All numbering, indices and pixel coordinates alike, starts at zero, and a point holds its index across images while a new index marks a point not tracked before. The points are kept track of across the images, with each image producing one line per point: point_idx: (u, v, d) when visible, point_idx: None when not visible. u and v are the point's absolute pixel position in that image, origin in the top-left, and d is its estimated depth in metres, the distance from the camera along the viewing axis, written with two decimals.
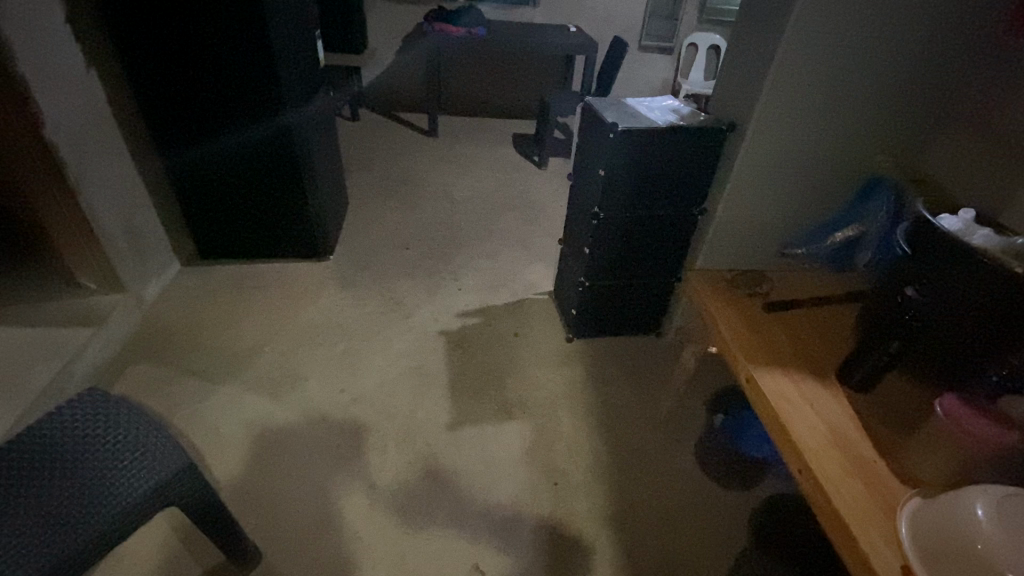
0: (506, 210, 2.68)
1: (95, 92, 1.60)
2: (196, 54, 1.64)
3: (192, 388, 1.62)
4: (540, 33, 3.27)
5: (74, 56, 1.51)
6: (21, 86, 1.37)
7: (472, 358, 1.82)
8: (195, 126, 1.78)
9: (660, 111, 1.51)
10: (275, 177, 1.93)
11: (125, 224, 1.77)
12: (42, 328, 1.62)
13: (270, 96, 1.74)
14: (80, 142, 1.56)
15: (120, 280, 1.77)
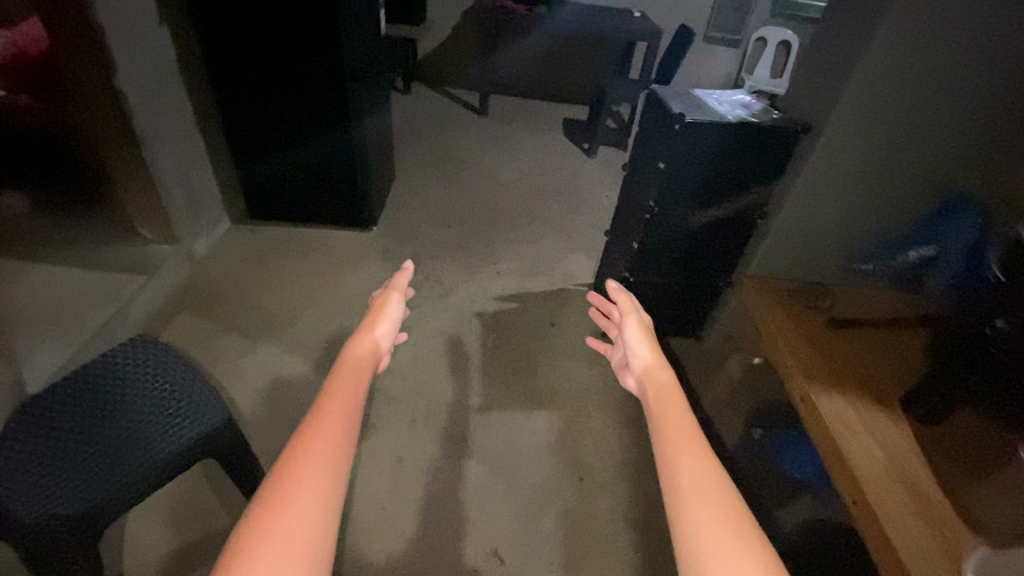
0: (551, 196, 2.63)
1: (164, 46, 1.62)
2: (263, 15, 1.64)
3: (233, 344, 1.66)
4: (603, 16, 3.17)
5: (146, 9, 1.53)
6: (96, 35, 1.40)
7: (505, 343, 1.80)
8: (256, 88, 1.80)
9: (729, 106, 1.44)
10: (326, 141, 1.93)
11: (183, 178, 1.81)
12: (98, 272, 1.68)
13: (330, 59, 1.74)
14: (146, 95, 1.58)
15: (175, 232, 1.81)
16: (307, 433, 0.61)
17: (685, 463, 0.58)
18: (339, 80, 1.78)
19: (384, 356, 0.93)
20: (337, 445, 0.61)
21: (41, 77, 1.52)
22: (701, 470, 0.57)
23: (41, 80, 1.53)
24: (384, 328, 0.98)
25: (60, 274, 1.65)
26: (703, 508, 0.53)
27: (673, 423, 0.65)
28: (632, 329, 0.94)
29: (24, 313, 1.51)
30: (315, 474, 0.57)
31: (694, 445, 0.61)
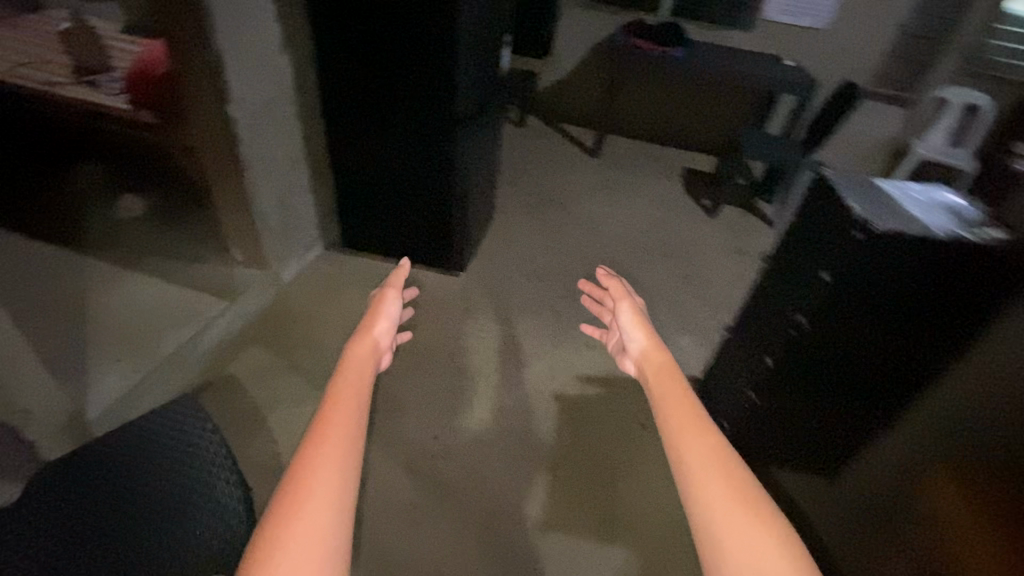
0: (661, 259, 2.32)
1: (280, 73, 1.59)
2: (380, 49, 1.55)
3: (295, 388, 1.56)
4: (748, 62, 2.81)
5: (268, 30, 1.49)
6: (215, 62, 1.37)
7: (584, 440, 1.54)
8: (364, 122, 1.72)
9: (932, 210, 1.09)
10: (425, 175, 1.80)
11: (280, 204, 1.77)
12: (186, 289, 1.67)
13: (440, 89, 1.59)
14: (256, 115, 1.54)
15: (264, 257, 1.77)
16: (319, 441, 0.68)
17: (692, 448, 0.68)
18: (447, 112, 1.64)
19: (381, 353, 1.01)
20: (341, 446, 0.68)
21: (153, 78, 1.52)
22: (708, 452, 0.66)
23: (154, 82, 1.53)
24: (382, 324, 1.11)
25: (151, 286, 1.65)
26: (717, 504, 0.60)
27: (678, 411, 0.74)
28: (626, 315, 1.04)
29: (108, 324, 1.50)
30: (324, 485, 0.63)
31: (701, 432, 0.69)
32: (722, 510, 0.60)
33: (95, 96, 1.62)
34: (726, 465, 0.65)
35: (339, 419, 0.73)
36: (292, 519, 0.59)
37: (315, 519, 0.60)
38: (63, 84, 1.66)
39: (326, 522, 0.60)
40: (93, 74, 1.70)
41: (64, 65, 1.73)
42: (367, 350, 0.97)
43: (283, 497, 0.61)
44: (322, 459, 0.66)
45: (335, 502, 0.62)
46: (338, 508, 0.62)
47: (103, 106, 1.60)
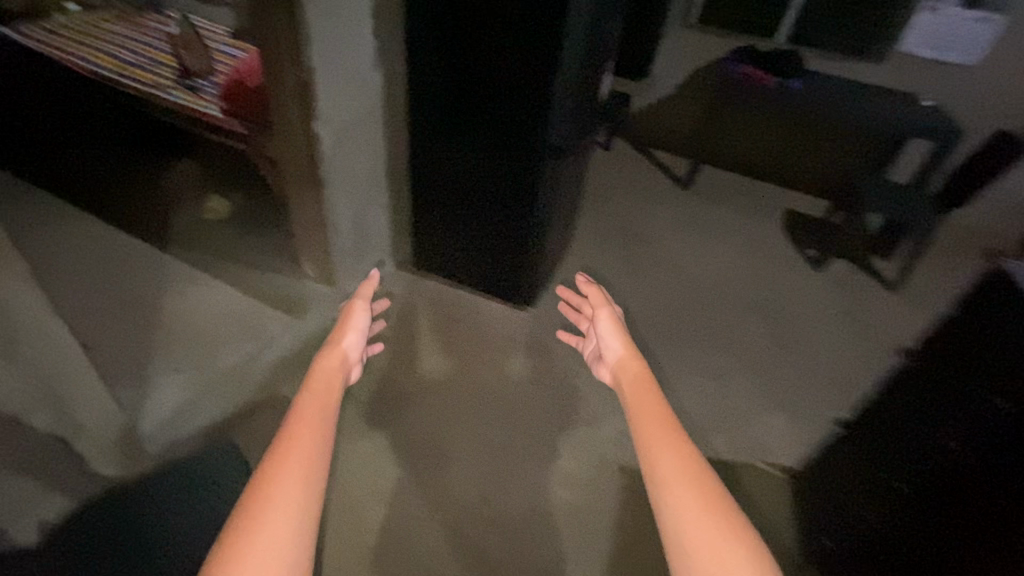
0: (754, 315, 2.07)
1: (369, 90, 1.52)
2: (475, 71, 1.44)
3: (347, 421, 1.49)
4: (881, 99, 2.47)
5: (363, 42, 1.43)
6: (307, 80, 1.31)
7: (647, 530, 1.37)
8: (450, 145, 1.62)
9: None
10: (506, 199, 1.67)
11: (356, 222, 1.71)
12: (255, 300, 1.64)
13: (535, 110, 1.45)
14: (341, 129, 1.47)
15: (334, 274, 1.72)
16: (284, 460, 0.75)
17: (665, 463, 0.76)
18: (539, 135, 1.49)
19: (354, 364, 1.19)
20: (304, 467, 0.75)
21: (245, 87, 1.49)
22: (677, 466, 0.75)
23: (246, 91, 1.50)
24: (352, 338, 1.25)
25: (223, 293, 1.64)
26: (684, 504, 0.70)
27: (650, 427, 0.82)
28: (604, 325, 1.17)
29: (177, 331, 1.50)
30: (287, 496, 0.70)
31: (672, 441, 0.79)
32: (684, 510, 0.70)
33: (191, 100, 1.62)
34: (689, 469, 0.75)
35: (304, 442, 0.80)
36: (254, 529, 0.66)
37: (280, 528, 0.67)
38: (164, 84, 1.68)
39: (292, 532, 0.67)
40: (194, 79, 1.72)
41: (170, 67, 1.76)
42: (336, 361, 1.11)
43: (247, 507, 0.68)
44: (289, 469, 0.74)
45: (299, 514, 0.69)
46: (301, 525, 0.69)
47: (194, 109, 1.59)
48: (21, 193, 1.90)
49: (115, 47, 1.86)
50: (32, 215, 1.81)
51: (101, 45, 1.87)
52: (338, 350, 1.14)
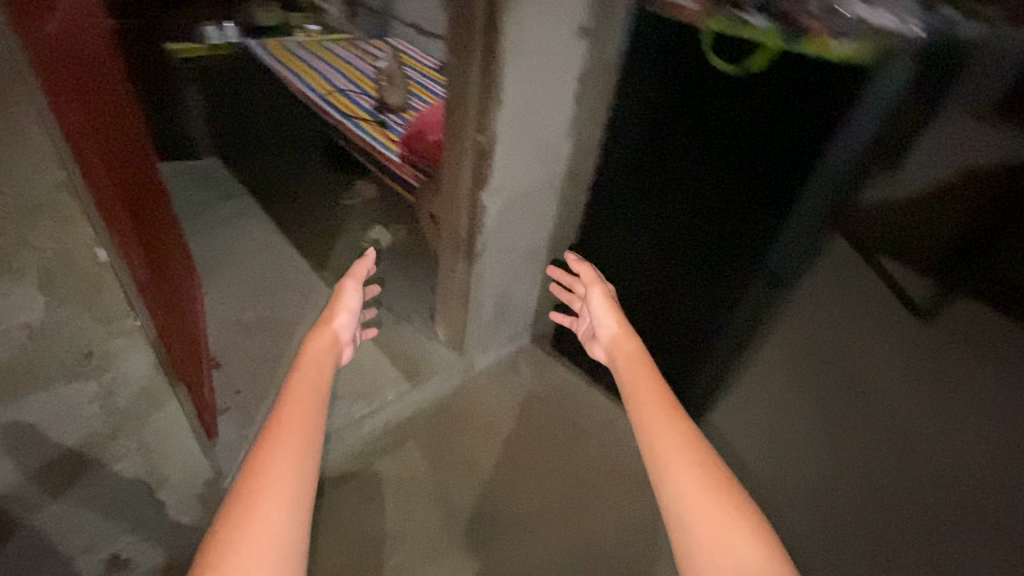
0: None
1: (553, 159, 1.31)
2: (691, 164, 1.13)
3: (431, 531, 1.28)
4: None
5: (563, 105, 1.22)
6: (486, 144, 1.13)
7: None
8: (637, 237, 1.33)
9: None
10: (693, 306, 1.31)
11: (502, 295, 1.50)
12: (380, 354, 1.52)
13: (765, 214, 1.05)
14: (513, 198, 1.28)
15: (465, 345, 1.53)
16: (275, 468, 0.89)
17: (665, 438, 0.88)
18: (760, 250, 1.09)
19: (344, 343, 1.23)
20: (290, 458, 0.90)
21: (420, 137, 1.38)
22: (680, 440, 0.87)
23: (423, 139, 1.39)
24: (344, 318, 1.27)
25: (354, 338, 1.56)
26: (685, 474, 0.83)
27: (651, 405, 0.93)
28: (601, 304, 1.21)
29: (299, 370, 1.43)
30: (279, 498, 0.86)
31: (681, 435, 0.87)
32: (686, 483, 0.82)
33: (376, 135, 1.59)
34: (687, 439, 0.87)
35: (288, 439, 0.93)
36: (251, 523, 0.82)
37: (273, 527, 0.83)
38: (358, 114, 1.69)
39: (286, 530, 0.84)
40: (386, 114, 1.71)
41: (369, 98, 1.78)
42: (327, 344, 1.16)
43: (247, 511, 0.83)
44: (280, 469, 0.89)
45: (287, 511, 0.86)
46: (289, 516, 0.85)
47: (375, 146, 1.55)
48: (225, 192, 2.09)
49: (331, 72, 1.95)
50: (226, 215, 1.97)
51: (321, 69, 1.98)
52: (327, 332, 1.18)
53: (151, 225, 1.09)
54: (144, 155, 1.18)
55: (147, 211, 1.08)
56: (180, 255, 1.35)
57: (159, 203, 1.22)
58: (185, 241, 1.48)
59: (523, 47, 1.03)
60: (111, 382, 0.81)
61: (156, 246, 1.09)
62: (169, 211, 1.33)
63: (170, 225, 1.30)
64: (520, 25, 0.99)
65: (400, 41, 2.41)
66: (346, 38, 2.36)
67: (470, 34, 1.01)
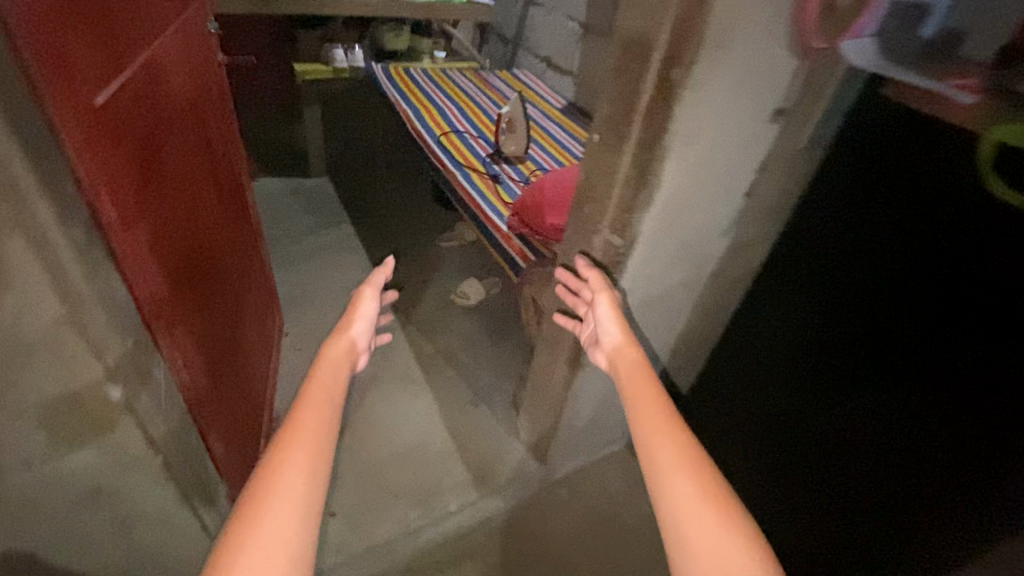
0: None
1: (701, 261, 1.02)
2: (860, 315, 0.87)
3: None
4: None
5: (728, 203, 0.92)
6: (617, 248, 0.87)
7: None
8: (776, 359, 1.07)
9: None
10: (807, 467, 1.07)
11: (603, 405, 1.23)
12: (450, 445, 1.32)
13: (972, 450, 0.76)
14: (637, 305, 1.00)
15: (548, 453, 1.27)
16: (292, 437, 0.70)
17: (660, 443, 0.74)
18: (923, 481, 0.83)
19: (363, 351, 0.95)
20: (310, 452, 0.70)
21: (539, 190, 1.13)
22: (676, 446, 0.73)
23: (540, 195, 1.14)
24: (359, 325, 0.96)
25: (424, 418, 1.37)
26: (675, 477, 0.71)
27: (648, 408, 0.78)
28: (604, 307, 0.88)
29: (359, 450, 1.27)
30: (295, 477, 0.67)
31: (665, 437, 0.74)
32: (683, 490, 0.70)
33: (485, 191, 1.40)
34: (687, 450, 0.73)
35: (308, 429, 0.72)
36: (264, 503, 0.64)
37: (287, 511, 0.64)
38: (468, 162, 1.52)
39: (298, 520, 0.64)
40: (499, 165, 1.52)
41: (484, 145, 1.60)
42: (343, 351, 0.90)
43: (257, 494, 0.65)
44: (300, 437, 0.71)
45: (304, 490, 0.66)
46: (306, 493, 0.66)
47: (479, 204, 1.37)
48: (327, 218, 2.04)
49: (448, 109, 1.81)
50: (324, 245, 1.91)
51: (438, 103, 1.84)
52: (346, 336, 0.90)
53: (220, 294, 0.95)
54: (230, 205, 1.06)
55: (220, 279, 0.95)
56: (257, 310, 1.23)
57: (239, 261, 1.10)
58: (270, 289, 1.38)
59: (693, 135, 0.75)
60: (117, 520, 0.66)
61: (222, 318, 0.95)
62: (252, 262, 1.21)
63: (250, 279, 1.18)
64: (695, 108, 0.72)
65: (525, 75, 2.23)
66: (471, 67, 2.23)
67: (621, 116, 0.75)
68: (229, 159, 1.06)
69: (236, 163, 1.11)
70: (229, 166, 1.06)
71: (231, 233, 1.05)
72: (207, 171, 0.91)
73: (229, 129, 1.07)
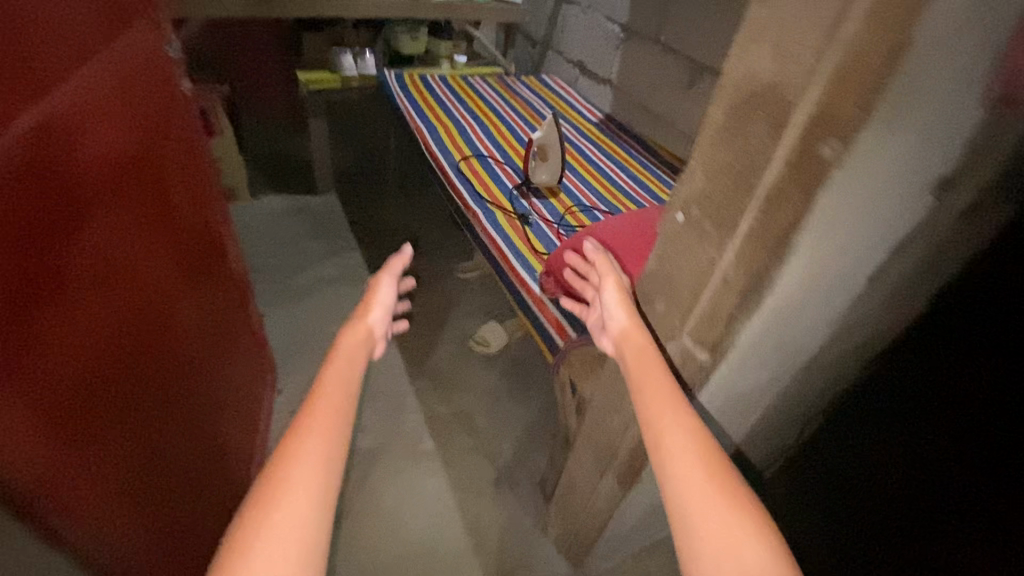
0: None
1: (800, 356, 0.77)
2: None
3: None
4: None
5: (847, 292, 0.68)
6: (692, 366, 0.64)
7: None
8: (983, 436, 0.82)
9: None
10: None
11: (650, 510, 1.01)
12: (467, 542, 1.12)
13: None
14: (708, 418, 0.76)
15: (581, 559, 1.07)
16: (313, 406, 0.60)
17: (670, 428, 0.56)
18: None
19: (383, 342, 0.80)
20: (331, 422, 0.59)
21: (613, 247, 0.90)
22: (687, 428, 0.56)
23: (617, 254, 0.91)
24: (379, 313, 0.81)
25: (436, 505, 1.17)
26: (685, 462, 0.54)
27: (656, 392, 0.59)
28: (612, 291, 0.70)
29: (359, 550, 1.08)
30: (314, 447, 0.56)
31: (677, 407, 0.57)
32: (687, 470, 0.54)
33: (514, 236, 1.17)
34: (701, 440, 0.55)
35: (331, 398, 0.63)
36: (282, 477, 0.53)
37: (303, 488, 0.53)
38: (492, 197, 1.29)
39: (315, 497, 0.53)
40: (529, 201, 1.30)
41: (511, 176, 1.38)
42: (358, 341, 0.73)
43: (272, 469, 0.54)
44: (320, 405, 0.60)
45: (326, 465, 0.56)
46: (329, 470, 0.55)
47: (505, 253, 1.13)
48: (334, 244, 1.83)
49: (470, 128, 1.58)
50: (328, 278, 1.70)
51: (458, 121, 1.62)
52: (359, 325, 0.74)
53: (150, 386, 0.73)
54: (180, 254, 0.83)
55: (150, 362, 0.73)
56: (221, 359, 1.02)
57: (191, 315, 0.88)
58: (247, 320, 1.17)
59: (829, 228, 0.52)
60: None
61: (154, 412, 0.73)
62: (216, 302, 0.99)
63: (211, 327, 0.96)
64: (842, 194, 0.48)
65: (558, 86, 2.00)
66: (496, 77, 2.01)
67: (727, 198, 0.51)
68: (184, 193, 0.83)
69: (196, 190, 0.87)
70: (184, 202, 0.83)
71: (179, 289, 0.82)
72: (136, 224, 0.69)
73: (183, 147, 0.82)
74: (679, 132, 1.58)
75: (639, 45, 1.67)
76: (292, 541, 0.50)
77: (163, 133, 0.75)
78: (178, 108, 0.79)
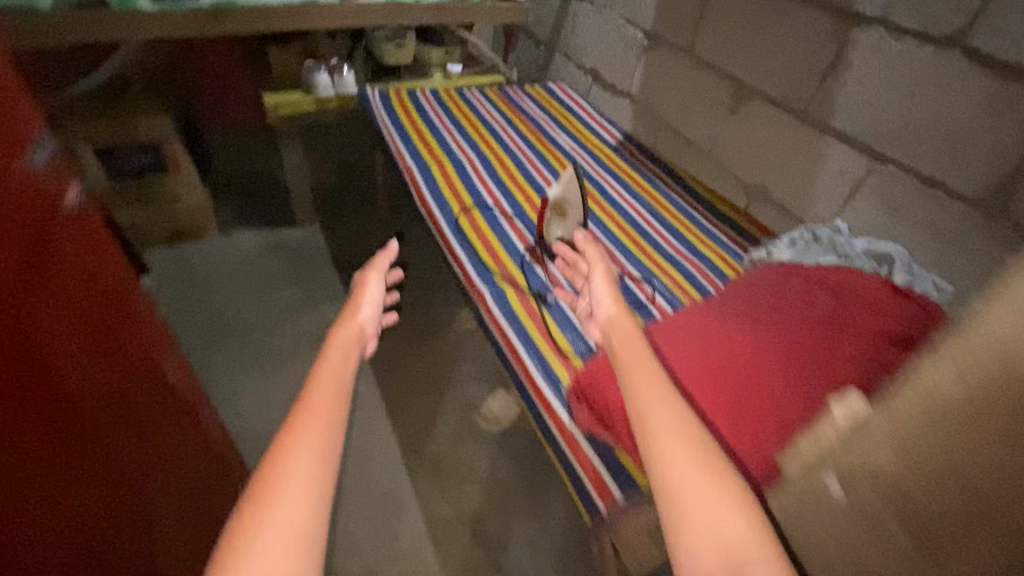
0: None
1: None
2: None
3: None
4: None
5: None
6: None
7: None
8: None
9: None
10: None
11: None
12: None
13: None
14: None
15: None
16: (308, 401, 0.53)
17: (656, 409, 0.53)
18: None
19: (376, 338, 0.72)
20: (327, 415, 0.52)
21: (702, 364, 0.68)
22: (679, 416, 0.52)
23: (699, 369, 0.69)
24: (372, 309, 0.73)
25: None
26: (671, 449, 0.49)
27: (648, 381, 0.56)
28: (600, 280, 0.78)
29: None
30: (310, 443, 0.49)
31: (660, 391, 0.55)
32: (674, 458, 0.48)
33: (526, 325, 0.94)
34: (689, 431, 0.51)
35: (324, 394, 0.54)
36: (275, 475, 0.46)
37: (303, 489, 0.45)
38: (499, 266, 1.06)
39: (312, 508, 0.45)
40: (543, 267, 1.07)
41: (522, 234, 1.14)
42: (351, 335, 0.67)
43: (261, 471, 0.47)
44: (315, 399, 0.53)
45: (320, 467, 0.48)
46: (328, 476, 0.47)
47: (516, 347, 0.91)
48: (316, 288, 1.59)
49: (470, 169, 1.35)
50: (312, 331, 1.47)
51: (457, 159, 1.39)
52: (355, 318, 0.69)
53: None
54: (76, 434, 0.55)
55: None
56: (178, 512, 0.75)
57: (96, 501, 0.59)
58: (232, 450, 0.88)
59: None
60: None
61: None
62: (162, 445, 0.70)
63: (149, 493, 0.68)
64: None
65: (570, 99, 1.75)
66: (498, 92, 1.75)
67: None
68: (80, 349, 0.54)
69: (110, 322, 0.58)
70: (81, 364, 0.55)
71: (63, 490, 0.55)
72: None
73: (74, 279, 0.54)
74: (717, 161, 1.33)
75: (667, 54, 1.40)
76: (292, 541, 0.42)
77: (10, 285, 0.46)
78: (52, 226, 0.51)
